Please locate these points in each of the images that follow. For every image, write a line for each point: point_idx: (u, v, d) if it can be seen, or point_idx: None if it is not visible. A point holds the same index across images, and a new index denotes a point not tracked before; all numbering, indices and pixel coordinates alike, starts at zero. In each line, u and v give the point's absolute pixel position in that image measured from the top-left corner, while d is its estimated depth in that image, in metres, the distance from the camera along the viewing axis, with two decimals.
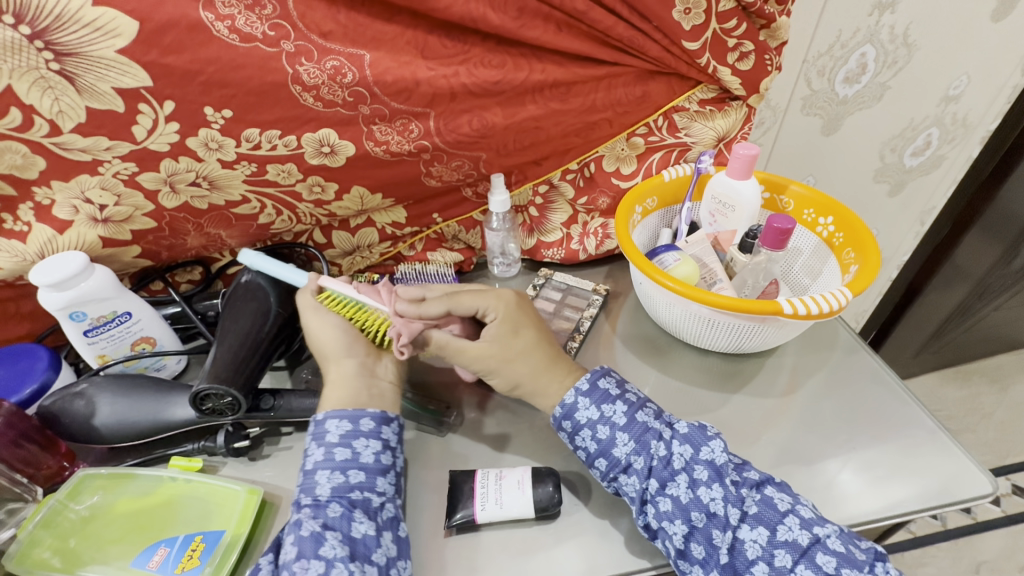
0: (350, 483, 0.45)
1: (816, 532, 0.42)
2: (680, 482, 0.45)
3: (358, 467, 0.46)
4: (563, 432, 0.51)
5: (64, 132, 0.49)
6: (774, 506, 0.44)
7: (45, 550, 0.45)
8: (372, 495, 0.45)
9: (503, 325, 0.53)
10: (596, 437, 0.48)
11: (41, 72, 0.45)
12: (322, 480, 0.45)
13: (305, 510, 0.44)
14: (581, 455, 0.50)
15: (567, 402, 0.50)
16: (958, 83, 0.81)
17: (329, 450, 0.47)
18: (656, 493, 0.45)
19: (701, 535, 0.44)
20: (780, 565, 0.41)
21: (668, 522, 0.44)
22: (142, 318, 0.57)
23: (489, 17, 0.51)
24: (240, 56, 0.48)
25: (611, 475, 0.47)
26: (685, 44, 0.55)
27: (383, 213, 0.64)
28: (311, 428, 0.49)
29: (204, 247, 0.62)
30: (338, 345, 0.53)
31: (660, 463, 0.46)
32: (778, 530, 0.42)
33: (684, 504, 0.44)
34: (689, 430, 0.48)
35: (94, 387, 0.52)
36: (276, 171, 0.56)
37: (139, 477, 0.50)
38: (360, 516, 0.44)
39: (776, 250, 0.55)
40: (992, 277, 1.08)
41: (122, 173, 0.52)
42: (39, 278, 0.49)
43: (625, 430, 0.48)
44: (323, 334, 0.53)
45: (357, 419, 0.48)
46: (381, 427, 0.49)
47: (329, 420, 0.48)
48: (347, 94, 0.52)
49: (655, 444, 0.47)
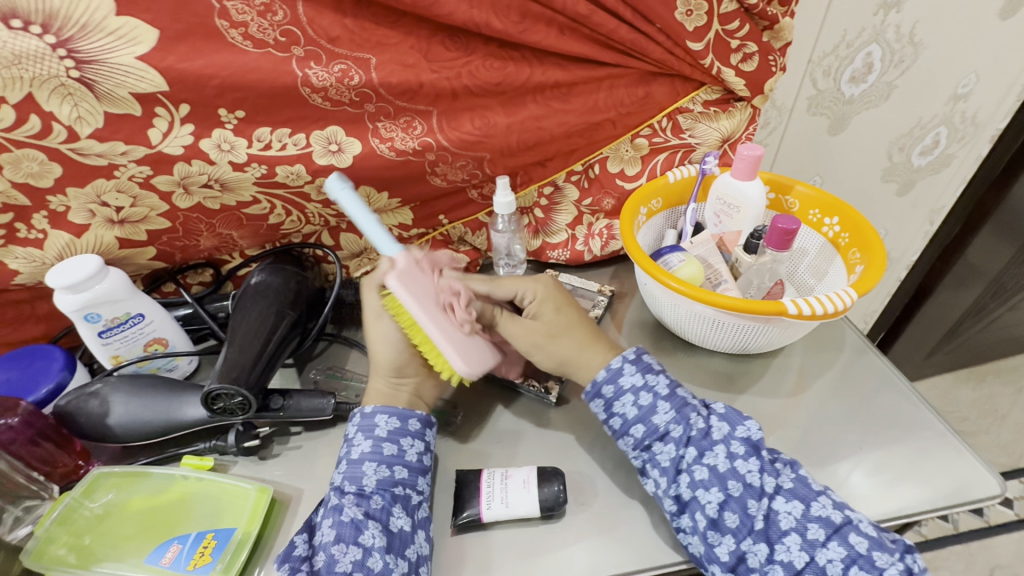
0: (394, 478, 0.46)
1: (847, 514, 0.42)
2: (718, 452, 0.45)
3: (402, 464, 0.47)
4: (599, 401, 0.51)
5: (81, 138, 0.50)
6: (809, 484, 0.44)
7: (60, 547, 0.46)
8: (413, 493, 0.47)
9: (546, 303, 0.55)
10: (637, 404, 0.49)
11: (62, 80, 0.47)
12: (368, 470, 0.46)
13: (348, 497, 0.45)
14: (616, 423, 0.50)
15: (612, 367, 0.51)
16: (967, 82, 0.81)
17: (377, 443, 0.48)
18: (694, 461, 0.45)
19: (736, 504, 0.43)
20: (812, 538, 0.41)
21: (703, 490, 0.44)
22: (155, 319, 0.58)
23: (492, 23, 0.51)
24: (252, 61, 0.49)
25: (646, 443, 0.48)
26: (688, 46, 0.56)
27: (390, 214, 0.65)
28: (356, 419, 0.50)
29: (216, 248, 0.63)
30: (389, 363, 0.53)
31: (699, 434, 0.47)
32: (812, 505, 0.43)
33: (722, 473, 0.44)
34: (726, 410, 0.49)
35: (108, 387, 0.53)
36: (285, 173, 0.56)
37: (152, 476, 0.51)
38: (399, 511, 0.45)
39: (782, 250, 0.55)
40: (1006, 277, 1.08)
41: (137, 177, 0.53)
42: (54, 281, 0.50)
43: (666, 400, 0.49)
44: (378, 347, 0.53)
45: (406, 418, 0.49)
46: (426, 429, 0.50)
47: (379, 415, 0.49)
48: (354, 95, 0.53)
49: (695, 416, 0.48)
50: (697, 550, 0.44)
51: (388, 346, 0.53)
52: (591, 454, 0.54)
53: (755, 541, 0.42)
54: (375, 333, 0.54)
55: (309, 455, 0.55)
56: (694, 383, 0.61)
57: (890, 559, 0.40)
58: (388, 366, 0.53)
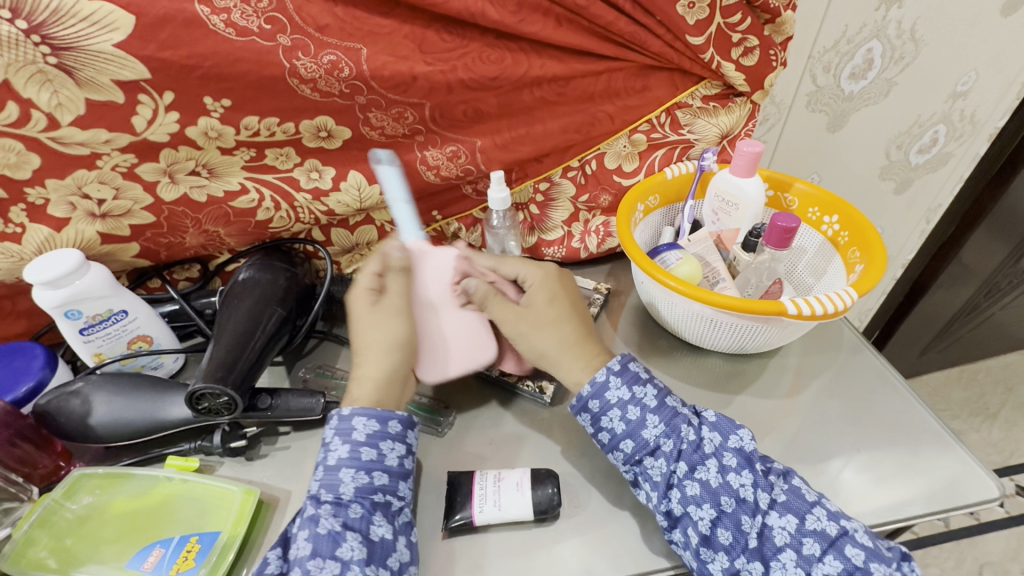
0: (373, 484, 0.45)
1: (843, 524, 0.41)
2: (710, 466, 0.44)
3: (382, 470, 0.45)
4: (585, 415, 0.49)
5: (63, 126, 0.48)
6: (802, 495, 0.43)
7: (41, 550, 0.45)
8: (393, 499, 0.45)
9: (538, 294, 0.54)
10: (625, 418, 0.47)
11: (39, 66, 0.45)
12: (346, 478, 0.44)
13: (325, 506, 0.43)
14: (605, 437, 0.48)
15: (597, 381, 0.48)
16: (967, 79, 0.80)
17: (354, 448, 0.45)
18: (685, 476, 0.44)
19: (729, 520, 0.42)
20: (808, 554, 0.40)
21: (694, 506, 0.43)
22: (139, 317, 0.56)
23: (487, 13, 0.50)
24: (237, 50, 0.48)
25: (637, 457, 0.46)
26: (688, 39, 0.54)
27: (383, 211, 0.63)
28: (333, 422, 0.47)
29: (203, 246, 0.61)
30: (379, 346, 0.51)
31: (690, 447, 0.45)
32: (807, 519, 0.42)
33: (713, 488, 0.43)
34: (717, 419, 0.48)
35: (89, 386, 0.52)
36: (274, 155, 0.56)
37: (135, 477, 0.50)
38: (379, 519, 0.44)
39: (780, 249, 0.54)
40: (1000, 276, 1.07)
41: (121, 166, 0.52)
42: (33, 277, 0.49)
43: (654, 413, 0.47)
44: (370, 333, 0.52)
45: (386, 420, 0.47)
46: (407, 431, 0.48)
47: (356, 417, 0.47)
48: (344, 87, 0.52)
49: (686, 428, 0.46)
50: (691, 564, 0.43)
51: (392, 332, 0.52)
52: (585, 457, 0.53)
53: (749, 559, 0.41)
54: (382, 318, 0.52)
55: (298, 456, 0.54)
56: (691, 383, 0.60)
57: (888, 570, 0.39)
58: (378, 348, 0.51)
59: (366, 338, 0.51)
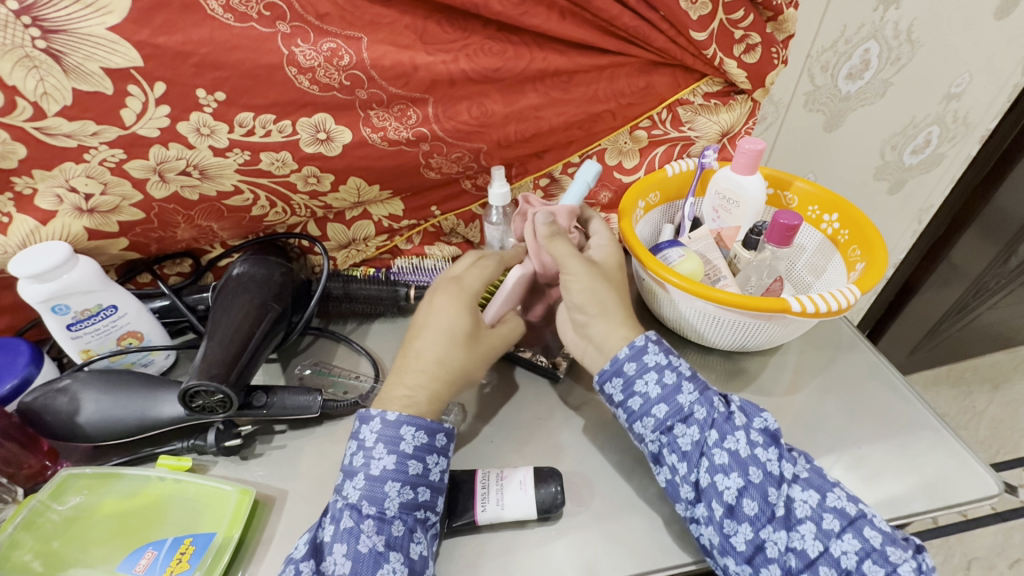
0: (417, 500, 0.44)
1: (862, 507, 0.42)
2: (739, 437, 0.44)
3: (426, 484, 0.44)
4: (617, 380, 0.48)
5: (48, 116, 0.46)
6: (824, 476, 0.44)
7: (26, 553, 0.43)
8: (431, 514, 0.44)
9: (611, 256, 0.55)
10: (661, 382, 0.46)
11: (26, 51, 0.44)
12: (391, 492, 0.43)
13: (368, 522, 0.42)
14: (635, 404, 0.47)
15: (636, 343, 0.48)
16: (961, 81, 0.81)
17: (403, 460, 0.44)
18: (715, 445, 0.44)
19: (755, 491, 0.42)
20: (828, 528, 0.40)
21: (721, 476, 0.43)
22: (129, 312, 0.54)
23: (490, 4, 0.49)
24: (235, 37, 0.47)
25: (668, 424, 0.45)
26: (692, 34, 0.54)
27: (380, 205, 0.62)
28: (377, 428, 0.45)
29: (195, 239, 0.59)
30: (445, 361, 0.49)
31: (722, 417, 0.45)
32: (828, 496, 0.42)
33: (742, 458, 0.43)
34: (742, 401, 0.47)
35: (78, 383, 0.50)
36: (270, 160, 0.53)
37: (126, 476, 0.48)
38: (419, 536, 0.43)
39: (782, 247, 0.54)
40: (989, 277, 1.09)
41: (109, 160, 0.50)
42: (20, 269, 0.47)
43: (690, 380, 0.47)
44: (434, 349, 0.49)
45: (434, 433, 0.46)
46: (451, 445, 0.47)
47: (404, 426, 0.45)
48: (344, 78, 0.50)
49: (717, 400, 0.46)
50: (710, 540, 0.43)
51: (459, 360, 0.49)
52: (586, 457, 0.52)
53: (774, 529, 0.41)
54: (458, 342, 0.50)
55: (294, 455, 0.52)
56: None
57: (904, 555, 0.39)
58: (442, 367, 0.49)
59: (435, 352, 0.49)
